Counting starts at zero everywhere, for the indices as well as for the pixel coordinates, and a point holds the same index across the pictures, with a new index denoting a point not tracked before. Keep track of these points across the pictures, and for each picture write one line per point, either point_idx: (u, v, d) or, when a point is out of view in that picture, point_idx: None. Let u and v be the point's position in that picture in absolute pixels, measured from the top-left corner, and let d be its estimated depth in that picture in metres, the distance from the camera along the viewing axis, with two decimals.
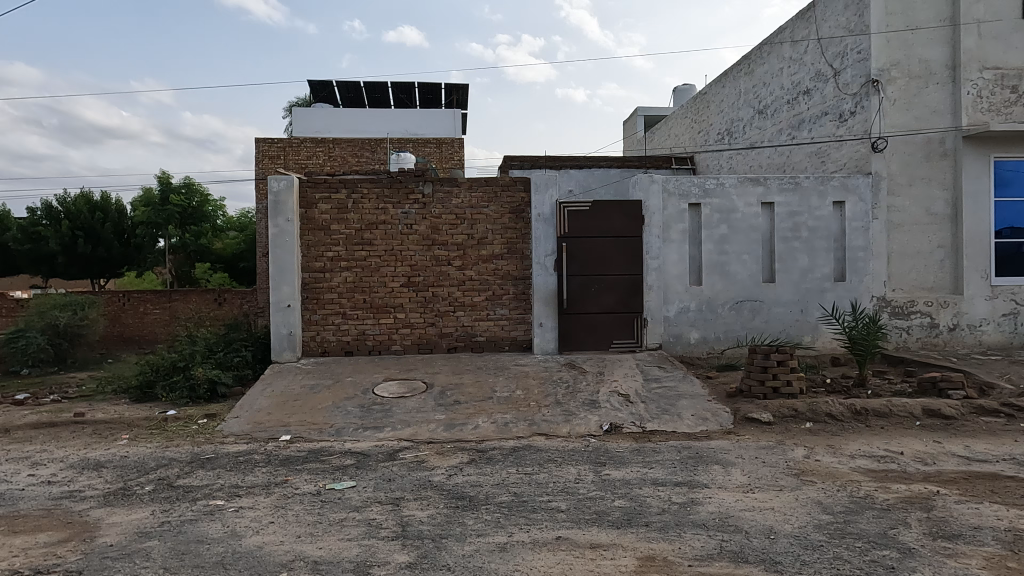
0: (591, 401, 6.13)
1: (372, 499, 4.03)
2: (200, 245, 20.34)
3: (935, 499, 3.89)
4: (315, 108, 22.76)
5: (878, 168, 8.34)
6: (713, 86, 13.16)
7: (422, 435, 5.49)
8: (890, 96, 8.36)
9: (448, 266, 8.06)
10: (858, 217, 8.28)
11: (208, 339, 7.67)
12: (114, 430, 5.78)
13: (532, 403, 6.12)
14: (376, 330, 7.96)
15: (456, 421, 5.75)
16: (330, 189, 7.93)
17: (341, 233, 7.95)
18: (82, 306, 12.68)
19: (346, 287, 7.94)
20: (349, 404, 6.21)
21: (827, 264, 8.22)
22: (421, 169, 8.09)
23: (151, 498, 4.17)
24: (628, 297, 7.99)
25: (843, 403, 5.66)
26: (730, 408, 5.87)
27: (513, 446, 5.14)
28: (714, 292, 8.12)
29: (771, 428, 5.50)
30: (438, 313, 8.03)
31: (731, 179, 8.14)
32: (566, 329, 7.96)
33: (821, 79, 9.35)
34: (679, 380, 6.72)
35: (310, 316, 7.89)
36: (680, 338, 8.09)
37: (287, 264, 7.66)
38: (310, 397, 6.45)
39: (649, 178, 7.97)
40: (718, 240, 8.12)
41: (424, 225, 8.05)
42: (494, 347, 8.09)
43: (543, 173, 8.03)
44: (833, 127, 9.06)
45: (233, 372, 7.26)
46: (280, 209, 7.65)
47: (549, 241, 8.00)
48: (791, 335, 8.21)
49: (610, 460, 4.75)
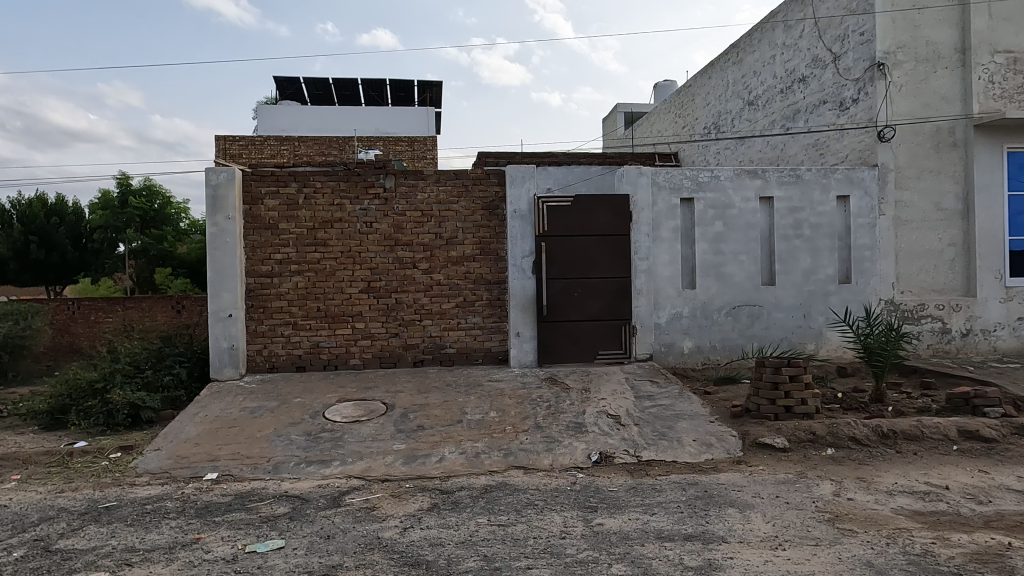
0: (576, 425, 5.27)
1: (301, 569, 3.13)
2: (160, 249, 18.44)
3: (1011, 557, 3.10)
4: (280, 106, 21.64)
5: (884, 160, 7.64)
6: (698, 78, 12.46)
7: (377, 470, 4.60)
8: (896, 81, 7.66)
9: (413, 269, 7.18)
10: (864, 213, 7.56)
11: (135, 354, 6.67)
12: (4, 470, 4.79)
13: (508, 428, 5.25)
14: (332, 342, 7.05)
15: (418, 452, 4.86)
16: (277, 182, 6.98)
17: (290, 232, 7.01)
18: (25, 315, 11.47)
19: (297, 294, 7.00)
20: (294, 431, 5.29)
21: (831, 265, 7.50)
22: (382, 161, 7.20)
23: (13, 572, 3.21)
24: (614, 303, 7.17)
25: (868, 425, 4.88)
26: (738, 431, 5.06)
27: (485, 486, 4.27)
28: (708, 296, 7.34)
29: (787, 456, 4.70)
30: (402, 323, 7.14)
31: (726, 171, 7.38)
32: (546, 339, 7.11)
33: (819, 65, 8.65)
34: (675, 397, 5.91)
35: (256, 328, 6.94)
36: (673, 347, 7.30)
37: (228, 269, 6.71)
38: (248, 424, 5.51)
39: (637, 170, 7.19)
40: (713, 239, 7.34)
41: (386, 223, 7.15)
42: (465, 360, 7.23)
43: (519, 165, 7.19)
44: (832, 116, 8.35)
45: (163, 393, 6.27)
46: (220, 205, 6.71)
47: (527, 241, 7.16)
48: (793, 343, 7.47)
49: (602, 503, 3.89)
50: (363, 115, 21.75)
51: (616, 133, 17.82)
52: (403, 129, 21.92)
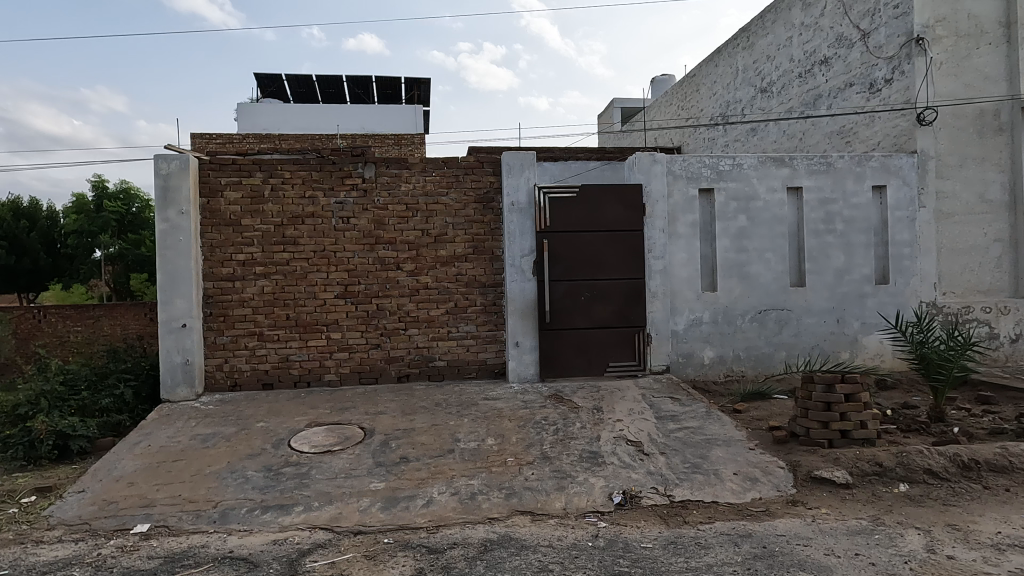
0: (591, 455, 4.40)
1: None
2: (138, 254, 17.48)
3: None
4: (262, 103, 20.72)
5: (924, 146, 6.82)
6: (704, 67, 11.69)
7: (349, 519, 3.70)
8: (936, 57, 6.85)
9: (397, 271, 6.29)
10: (903, 205, 6.76)
11: (72, 373, 5.75)
12: None
13: (508, 460, 4.36)
14: (304, 355, 6.14)
15: (400, 493, 3.96)
16: (239, 171, 6.08)
17: (255, 229, 6.10)
18: None
19: (264, 301, 6.09)
20: (251, 467, 4.38)
21: (867, 263, 6.68)
22: (360, 147, 6.30)
23: None
24: (627, 308, 6.30)
25: (945, 454, 4.05)
26: (786, 461, 4.21)
27: (484, 541, 3.38)
28: (731, 299, 6.51)
29: (851, 494, 3.85)
30: (384, 333, 6.25)
31: (749, 159, 6.54)
32: (549, 350, 6.23)
33: (844, 44, 7.88)
34: (703, 418, 5.06)
35: (215, 340, 6.03)
36: (692, 358, 6.47)
37: (182, 272, 5.79)
38: (197, 456, 4.59)
39: (651, 156, 6.34)
40: (736, 235, 6.51)
41: (365, 218, 6.26)
42: (456, 374, 6.36)
43: (517, 151, 6.31)
44: (861, 99, 7.57)
45: (102, 418, 5.35)
46: (171, 197, 5.79)
47: (526, 238, 6.27)
48: (825, 352, 6.65)
49: (636, 569, 3.01)
50: (347, 111, 20.94)
51: (614, 129, 16.99)
52: (392, 126, 21.25)
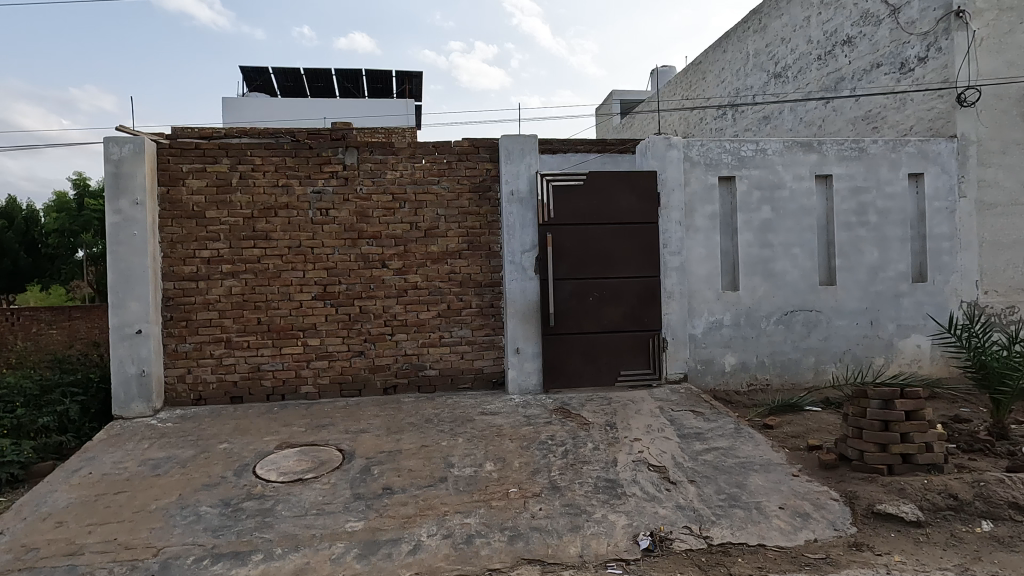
0: (608, 485, 3.73)
1: None
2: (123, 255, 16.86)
3: None
4: (252, 99, 19.90)
5: (965, 130, 6.19)
6: (711, 53, 11.10)
7: (318, 571, 3.02)
8: (978, 32, 6.19)
9: (382, 269, 5.60)
10: (941, 196, 6.13)
11: (8, 390, 5.07)
12: None
13: (511, 492, 3.69)
14: (278, 364, 5.45)
15: (382, 536, 3.28)
16: (203, 157, 5.39)
17: (221, 223, 5.40)
18: None
19: (232, 303, 5.40)
20: (205, 501, 3.69)
21: (903, 259, 6.05)
22: (341, 130, 5.61)
23: None
24: (639, 309, 5.64)
25: None
26: (841, 492, 3.56)
27: None
28: (755, 299, 5.86)
29: (926, 535, 3.20)
30: (368, 339, 5.56)
31: (774, 143, 5.89)
32: (553, 357, 5.56)
33: (870, 21, 7.25)
34: (733, 436, 4.40)
35: (177, 347, 5.33)
36: (711, 364, 5.82)
37: (136, 270, 5.08)
38: (144, 487, 3.89)
39: (666, 140, 5.68)
40: (760, 228, 5.86)
41: (346, 210, 5.56)
42: (450, 385, 5.68)
43: (516, 135, 5.65)
44: (891, 80, 6.95)
45: (40, 441, 4.66)
46: (124, 185, 5.08)
47: (527, 232, 5.60)
48: (858, 357, 6.02)
49: None
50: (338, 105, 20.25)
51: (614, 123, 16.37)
52: (385, 121, 20.61)
